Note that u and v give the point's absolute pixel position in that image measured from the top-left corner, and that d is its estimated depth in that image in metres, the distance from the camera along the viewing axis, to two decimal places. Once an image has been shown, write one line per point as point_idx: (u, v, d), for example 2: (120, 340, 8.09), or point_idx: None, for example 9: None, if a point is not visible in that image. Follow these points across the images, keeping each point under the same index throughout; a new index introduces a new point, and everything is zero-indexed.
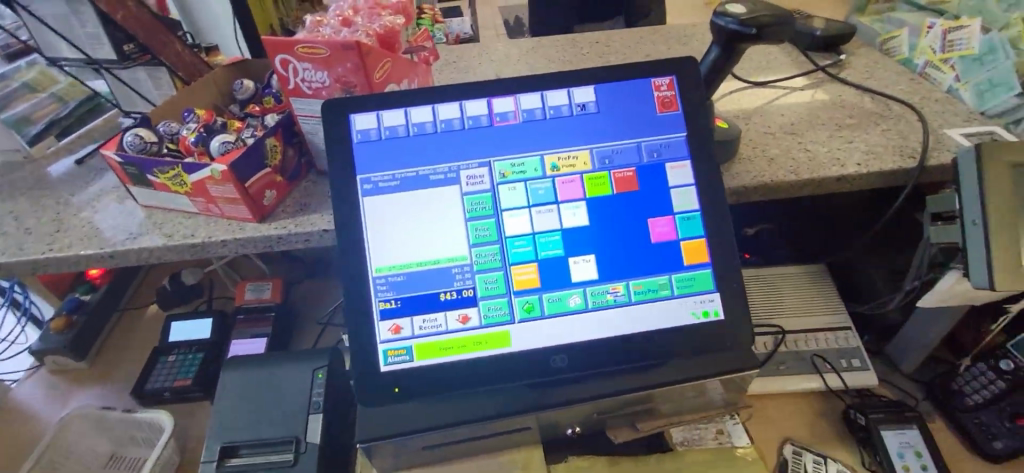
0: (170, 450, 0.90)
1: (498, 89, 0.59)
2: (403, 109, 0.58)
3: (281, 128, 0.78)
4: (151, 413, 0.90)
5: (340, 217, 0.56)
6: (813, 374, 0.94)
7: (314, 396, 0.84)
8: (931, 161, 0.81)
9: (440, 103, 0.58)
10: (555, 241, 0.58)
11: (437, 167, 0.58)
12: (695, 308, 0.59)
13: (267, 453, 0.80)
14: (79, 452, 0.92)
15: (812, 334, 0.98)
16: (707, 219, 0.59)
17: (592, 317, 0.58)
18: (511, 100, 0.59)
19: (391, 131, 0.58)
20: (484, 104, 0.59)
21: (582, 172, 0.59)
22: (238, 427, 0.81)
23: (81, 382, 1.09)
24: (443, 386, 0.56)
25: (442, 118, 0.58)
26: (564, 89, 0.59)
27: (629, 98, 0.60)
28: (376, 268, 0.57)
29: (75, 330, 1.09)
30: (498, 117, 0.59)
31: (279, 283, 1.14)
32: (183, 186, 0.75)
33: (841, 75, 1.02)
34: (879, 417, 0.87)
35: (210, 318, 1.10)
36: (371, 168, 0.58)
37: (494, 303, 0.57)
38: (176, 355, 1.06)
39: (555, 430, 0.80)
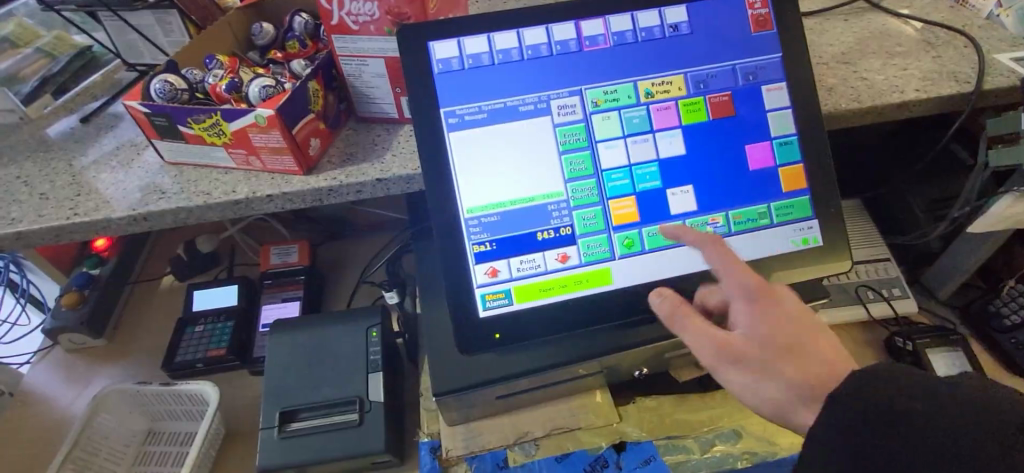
0: (216, 421, 0.87)
1: (586, 10, 0.55)
2: (486, 35, 0.54)
3: (321, 71, 0.72)
4: (193, 385, 0.85)
5: (426, 155, 0.52)
6: (858, 303, 0.94)
7: (371, 355, 0.81)
8: (987, 85, 0.81)
9: (525, 27, 0.54)
10: (653, 172, 0.55)
11: (526, 97, 0.54)
12: (795, 236, 0.57)
13: (328, 415, 0.77)
14: (115, 429, 0.88)
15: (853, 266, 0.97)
16: (804, 144, 0.57)
17: (693, 250, 0.55)
18: (599, 22, 0.55)
19: (474, 60, 0.53)
20: (571, 27, 0.54)
21: (676, 98, 0.56)
22: (294, 391, 0.78)
23: (103, 359, 1.03)
24: (545, 329, 0.54)
25: (528, 44, 0.54)
26: (654, 10, 0.55)
27: (721, 18, 0.56)
28: (468, 209, 0.53)
29: (89, 305, 1.02)
30: (587, 41, 0.55)
31: (305, 246, 1.08)
32: (221, 136, 0.69)
33: (881, 4, 1.00)
34: (925, 341, 0.88)
35: (235, 284, 1.05)
36: (455, 101, 0.53)
37: (593, 240, 0.54)
38: (203, 325, 1.00)
39: (623, 373, 0.79)
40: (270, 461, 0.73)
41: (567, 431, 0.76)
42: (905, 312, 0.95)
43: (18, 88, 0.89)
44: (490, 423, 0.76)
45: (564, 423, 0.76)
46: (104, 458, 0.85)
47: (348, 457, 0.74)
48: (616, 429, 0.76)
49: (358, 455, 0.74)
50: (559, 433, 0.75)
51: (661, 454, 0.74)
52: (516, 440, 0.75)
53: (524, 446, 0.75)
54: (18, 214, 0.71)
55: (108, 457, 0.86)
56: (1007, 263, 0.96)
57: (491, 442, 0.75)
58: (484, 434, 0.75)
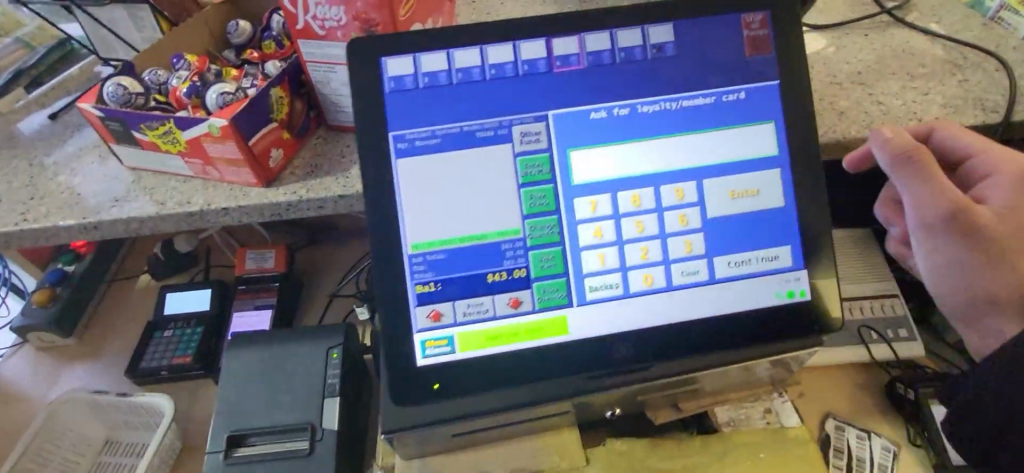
0: (171, 434, 0.84)
1: (559, 26, 0.49)
2: (445, 50, 0.48)
3: (287, 76, 0.67)
4: (149, 397, 0.83)
5: (370, 183, 0.48)
6: (858, 345, 0.88)
7: (329, 378, 0.77)
8: (1015, 117, 0.73)
9: (489, 43, 0.48)
10: (623, 211, 0.49)
11: (485, 122, 0.48)
12: (779, 288, 0.51)
13: (281, 441, 0.73)
14: (69, 437, 0.86)
15: (857, 303, 0.90)
16: (797, 185, 0.51)
17: (663, 300, 0.50)
18: (574, 40, 0.49)
19: (430, 78, 0.48)
20: (541, 45, 0.49)
21: (654, 129, 0.50)
22: (247, 413, 0.74)
23: (72, 358, 1.01)
24: (490, 381, 0.49)
25: (491, 63, 0.48)
26: (637, 28, 0.49)
27: (714, 38, 0.50)
28: (413, 245, 0.48)
29: (60, 304, 1.00)
30: (558, 61, 0.49)
31: (282, 251, 1.04)
32: (176, 145, 0.65)
33: (908, 19, 0.92)
34: (927, 390, 0.81)
35: (209, 288, 1.02)
36: (406, 123, 0.48)
37: (550, 284, 0.49)
38: (172, 331, 0.97)
39: (594, 411, 0.74)
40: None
41: None
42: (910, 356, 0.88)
43: None
44: (447, 460, 0.71)
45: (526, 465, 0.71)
46: (55, 467, 0.83)
47: None
48: None
49: None
50: None
51: None
52: None
53: None
54: None
55: (59, 466, 0.84)
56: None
57: None
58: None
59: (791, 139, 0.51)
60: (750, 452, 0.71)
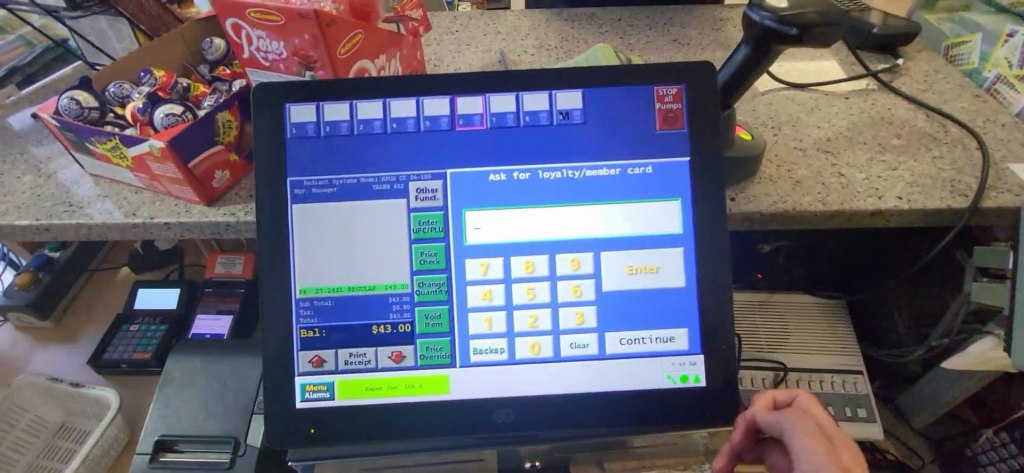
0: (116, 429, 0.86)
1: (465, 86, 0.49)
2: (350, 101, 0.49)
3: (237, 101, 0.69)
4: (98, 390, 0.86)
5: (264, 226, 0.48)
6: None
7: (260, 394, 0.77)
8: (985, 202, 0.69)
9: (394, 98, 0.49)
10: (514, 276, 0.49)
11: (383, 175, 0.49)
12: (672, 370, 0.49)
13: (203, 451, 0.74)
14: (24, 420, 0.88)
15: (818, 374, 0.86)
16: (701, 266, 0.49)
17: (549, 371, 0.49)
18: (479, 100, 0.49)
19: (332, 127, 0.49)
20: (445, 103, 0.49)
21: (554, 196, 0.49)
22: (178, 419, 0.76)
23: (45, 342, 1.06)
24: (365, 434, 0.48)
25: (394, 117, 0.49)
26: (544, 93, 0.49)
27: (622, 109, 0.50)
28: (301, 289, 0.49)
29: (39, 287, 1.04)
30: (461, 121, 0.49)
31: (252, 258, 1.07)
32: (124, 159, 0.67)
33: (895, 84, 0.88)
34: None
35: (179, 288, 1.05)
36: (306, 172, 0.49)
37: (434, 342, 0.48)
38: (138, 326, 1.01)
39: (515, 460, 0.73)
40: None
41: None
42: (871, 438, 0.83)
43: None
44: None
45: None
46: (7, 447, 0.86)
47: None
48: None
49: None
50: None
51: None
52: None
53: None
54: None
55: (11, 447, 0.86)
56: (1002, 400, 0.83)
57: None
58: None
59: (698, 216, 0.49)
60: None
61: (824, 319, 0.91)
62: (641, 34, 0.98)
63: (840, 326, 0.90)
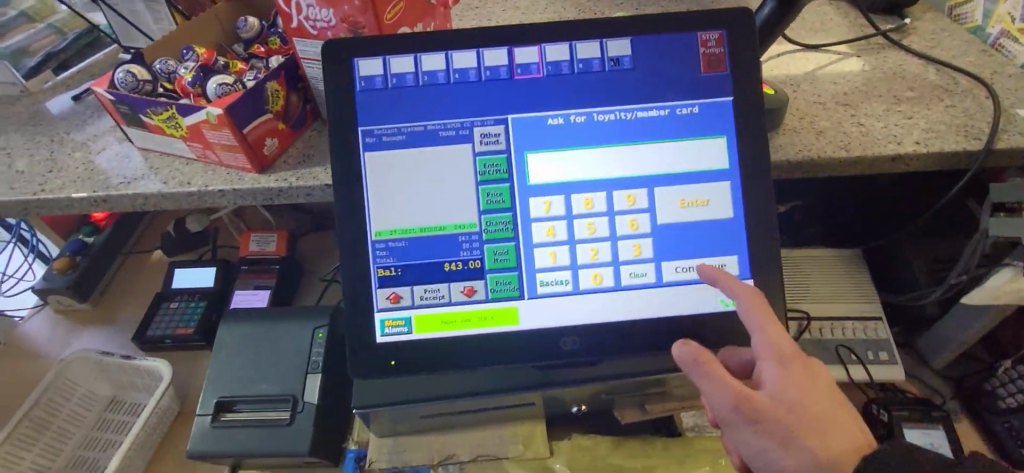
0: (168, 399, 0.89)
1: (521, 36, 0.52)
2: (413, 54, 0.52)
3: (283, 72, 0.72)
4: (149, 360, 0.89)
5: (337, 173, 0.51)
6: (838, 365, 0.88)
7: (313, 356, 0.81)
8: (998, 144, 0.73)
9: (455, 50, 0.52)
10: (575, 212, 0.52)
11: (447, 122, 0.52)
12: (725, 294, 0.53)
13: (264, 410, 0.78)
14: (78, 394, 0.92)
15: (837, 322, 0.91)
16: (748, 199, 0.53)
17: (611, 299, 0.52)
18: (535, 50, 0.52)
19: (398, 79, 0.52)
20: (504, 53, 0.52)
21: (609, 137, 0.52)
22: (236, 382, 0.79)
23: (85, 324, 1.08)
24: (443, 363, 0.52)
25: (456, 68, 0.52)
26: (596, 41, 0.52)
27: (669, 54, 0.53)
28: (376, 232, 0.52)
29: (77, 271, 1.07)
30: (519, 69, 0.52)
31: (284, 236, 1.10)
32: (178, 129, 0.70)
33: (904, 42, 0.92)
34: (902, 414, 0.81)
35: (215, 266, 1.08)
36: (375, 121, 0.52)
37: (503, 276, 0.52)
38: (178, 303, 1.04)
39: (561, 406, 0.77)
40: (200, 448, 0.75)
41: (493, 459, 0.74)
42: (891, 380, 0.87)
43: (23, 62, 0.93)
44: (418, 439, 0.75)
45: (491, 451, 0.74)
46: (64, 419, 0.89)
47: (275, 455, 0.75)
48: (544, 464, 0.74)
49: (283, 454, 0.75)
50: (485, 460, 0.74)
51: None
52: (440, 461, 0.74)
53: (448, 468, 0.75)
54: None
55: (67, 419, 0.90)
56: (1014, 337, 0.87)
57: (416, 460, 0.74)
58: (410, 452, 0.74)
59: (743, 151, 0.53)
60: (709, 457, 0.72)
61: (842, 270, 0.96)
62: (655, 5, 1.02)
63: (858, 276, 0.95)
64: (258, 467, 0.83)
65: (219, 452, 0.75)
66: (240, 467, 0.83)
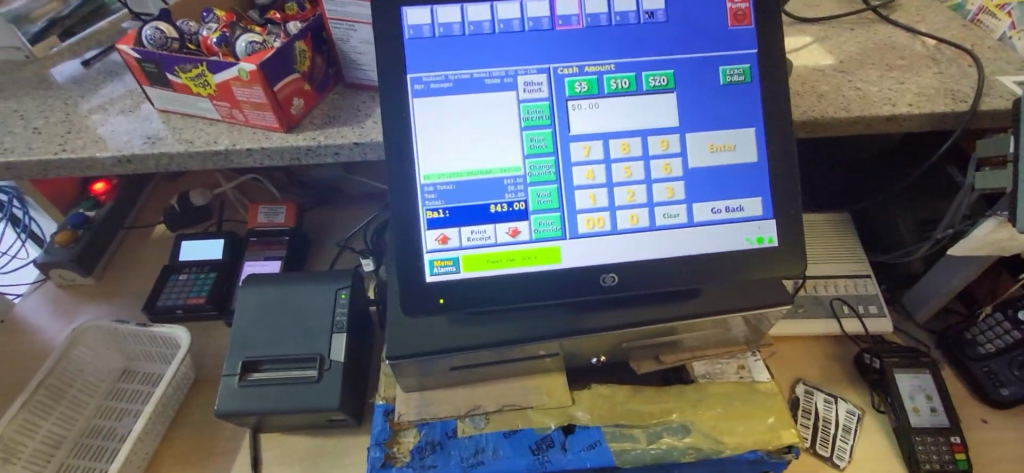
0: (186, 366, 0.89)
1: None
2: (459, 5, 0.54)
3: (310, 32, 0.73)
4: (165, 328, 0.88)
5: (387, 117, 0.53)
6: (832, 318, 0.94)
7: (338, 316, 0.83)
8: (982, 106, 0.79)
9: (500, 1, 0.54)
10: (613, 156, 0.55)
11: (492, 71, 0.54)
12: (750, 233, 0.56)
13: (291, 368, 0.79)
14: (91, 365, 0.91)
15: (831, 280, 0.96)
16: (771, 144, 0.56)
17: (647, 238, 0.55)
18: (575, 2, 0.55)
19: (445, 29, 0.54)
20: (545, 5, 0.55)
21: (643, 86, 0.56)
22: (260, 342, 0.80)
23: (89, 298, 1.07)
24: (489, 301, 0.54)
25: (500, 18, 0.54)
26: None
27: (699, 9, 0.56)
28: (424, 175, 0.54)
29: (80, 245, 1.06)
30: (560, 21, 0.55)
31: (293, 208, 1.10)
32: (206, 88, 0.71)
33: (892, 17, 0.97)
34: (893, 361, 0.87)
35: (223, 238, 1.07)
36: (423, 69, 0.54)
37: (546, 217, 0.55)
38: (187, 274, 1.03)
39: (580, 359, 0.80)
40: (228, 406, 0.75)
41: (520, 408, 0.77)
42: (880, 332, 0.93)
43: (27, 28, 0.90)
44: (444, 393, 0.77)
45: (516, 401, 0.77)
46: (77, 389, 0.89)
47: (304, 411, 0.76)
48: (566, 412, 0.76)
49: (311, 410, 0.76)
50: (510, 410, 0.77)
51: (607, 440, 0.74)
52: (467, 412, 0.76)
53: (474, 419, 0.76)
54: (9, 145, 0.74)
55: (81, 389, 0.89)
56: (991, 291, 0.94)
57: (443, 412, 0.76)
58: (437, 405, 0.77)
59: (767, 100, 0.57)
60: (722, 401, 0.76)
61: (835, 233, 1.01)
62: None
63: (849, 238, 1.01)
64: (280, 428, 0.83)
65: (247, 411, 0.75)
66: (262, 429, 0.83)
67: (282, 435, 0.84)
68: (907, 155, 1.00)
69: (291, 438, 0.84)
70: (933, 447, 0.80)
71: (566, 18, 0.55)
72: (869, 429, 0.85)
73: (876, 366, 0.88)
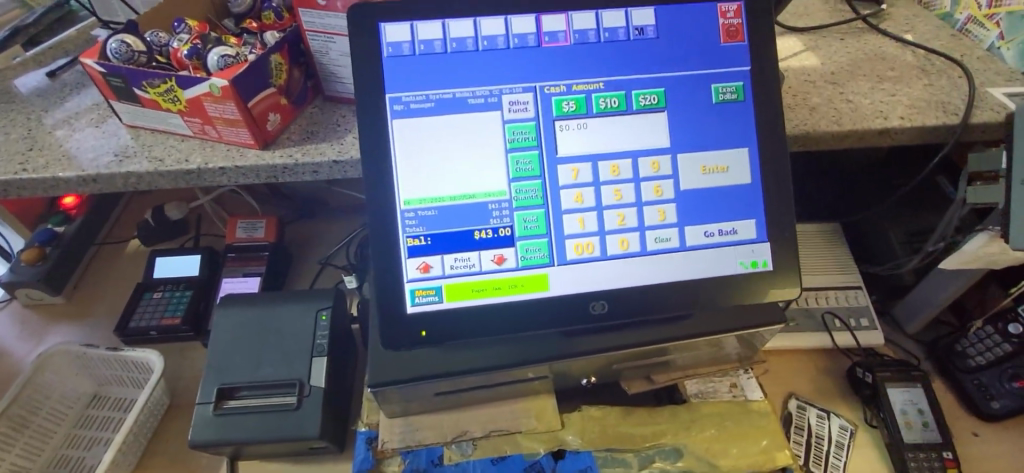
0: (159, 391, 0.85)
1: (549, 4, 0.53)
2: (441, 21, 0.52)
3: (287, 45, 0.70)
4: (137, 351, 0.84)
5: (365, 140, 0.50)
6: (823, 332, 0.92)
7: (318, 339, 0.79)
8: (974, 118, 0.78)
9: (484, 16, 0.52)
10: (603, 178, 0.52)
11: (476, 89, 0.52)
12: (744, 257, 0.54)
13: (268, 395, 0.76)
14: (58, 391, 0.87)
15: (822, 292, 0.95)
16: (765, 164, 0.54)
17: (639, 264, 0.53)
18: (562, 18, 0.53)
19: (425, 46, 0.51)
20: (531, 21, 0.52)
21: (633, 106, 0.53)
22: (236, 368, 0.76)
23: (59, 318, 1.02)
24: (475, 333, 0.51)
25: (484, 35, 0.52)
26: (621, 10, 0.53)
27: (691, 25, 0.54)
28: (404, 201, 0.51)
29: (49, 262, 1.01)
30: (545, 37, 0.53)
31: (273, 222, 1.06)
32: (176, 103, 0.67)
33: (882, 26, 0.97)
34: (886, 375, 0.86)
35: (200, 254, 1.03)
36: (402, 88, 0.51)
37: (534, 244, 0.52)
38: (162, 292, 0.99)
39: (570, 380, 0.78)
40: (202, 437, 0.72)
41: (509, 434, 0.74)
42: (871, 344, 0.92)
43: None
44: (429, 419, 0.74)
45: (505, 427, 0.74)
46: (43, 417, 0.85)
47: (282, 440, 0.73)
48: (556, 437, 0.74)
49: (290, 439, 0.73)
50: (498, 435, 0.74)
51: (598, 465, 0.72)
52: (453, 439, 0.73)
53: (460, 445, 0.73)
54: None
55: (47, 417, 0.85)
56: (980, 303, 0.94)
57: (428, 438, 0.73)
58: (422, 430, 0.73)
59: (761, 117, 0.55)
60: (715, 423, 0.74)
61: (825, 244, 1.00)
62: None
63: (840, 249, 0.99)
64: (259, 456, 0.80)
65: (222, 441, 0.72)
66: (240, 458, 0.80)
67: (261, 463, 0.81)
68: (897, 166, 0.99)
69: (270, 466, 0.80)
70: (927, 463, 0.79)
71: (554, 35, 0.53)
72: (862, 446, 0.84)
73: (868, 380, 0.86)
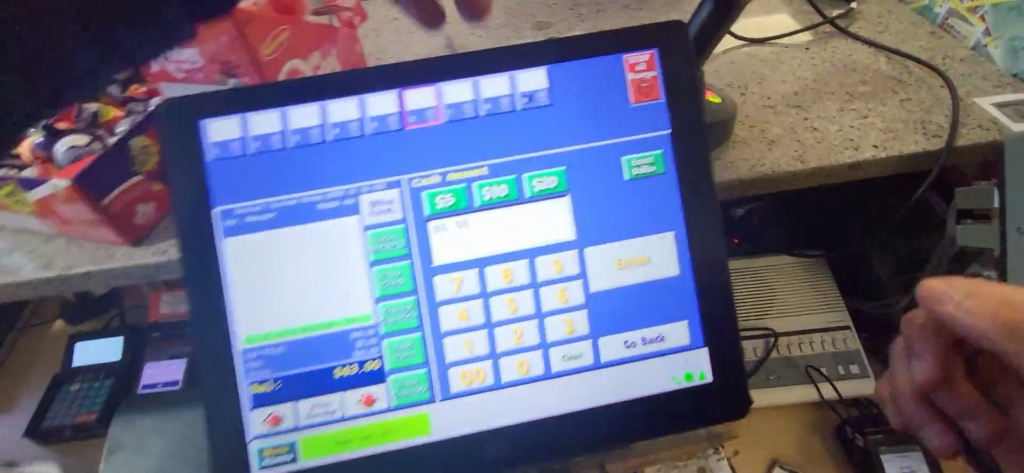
0: None
1: (412, 76, 0.42)
2: (278, 108, 0.42)
3: (149, 125, 0.60)
4: None
5: (188, 269, 0.41)
6: (808, 384, 0.82)
7: None
8: (960, 140, 0.67)
9: (330, 98, 0.42)
10: (492, 288, 0.43)
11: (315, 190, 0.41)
12: (675, 369, 0.45)
13: None
14: None
15: (806, 336, 0.85)
16: (695, 252, 0.44)
17: (542, 390, 0.43)
18: (430, 91, 0.43)
19: (259, 142, 0.42)
20: (392, 98, 0.42)
21: (527, 193, 0.43)
22: None
23: None
24: None
25: (332, 121, 0.42)
26: (504, 74, 0.43)
27: (593, 84, 0.44)
28: (245, 338, 0.42)
29: None
30: (410, 114, 0.42)
31: None
32: (22, 206, 0.58)
33: (851, 29, 0.85)
34: (879, 437, 0.75)
35: (121, 336, 0.94)
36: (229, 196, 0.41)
37: (409, 378, 0.43)
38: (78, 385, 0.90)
39: None
40: None
41: None
42: (862, 393, 0.82)
43: None
44: None
45: None
46: None
47: None
48: None
49: None
50: None
51: None
52: None
53: None
54: None
55: None
56: None
57: None
58: None
59: (688, 191, 0.44)
60: None
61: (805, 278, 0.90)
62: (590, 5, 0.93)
63: (824, 284, 0.89)
64: None
65: None
66: None
67: None
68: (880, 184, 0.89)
69: None
70: None
71: (422, 113, 0.43)
72: None
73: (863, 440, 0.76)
